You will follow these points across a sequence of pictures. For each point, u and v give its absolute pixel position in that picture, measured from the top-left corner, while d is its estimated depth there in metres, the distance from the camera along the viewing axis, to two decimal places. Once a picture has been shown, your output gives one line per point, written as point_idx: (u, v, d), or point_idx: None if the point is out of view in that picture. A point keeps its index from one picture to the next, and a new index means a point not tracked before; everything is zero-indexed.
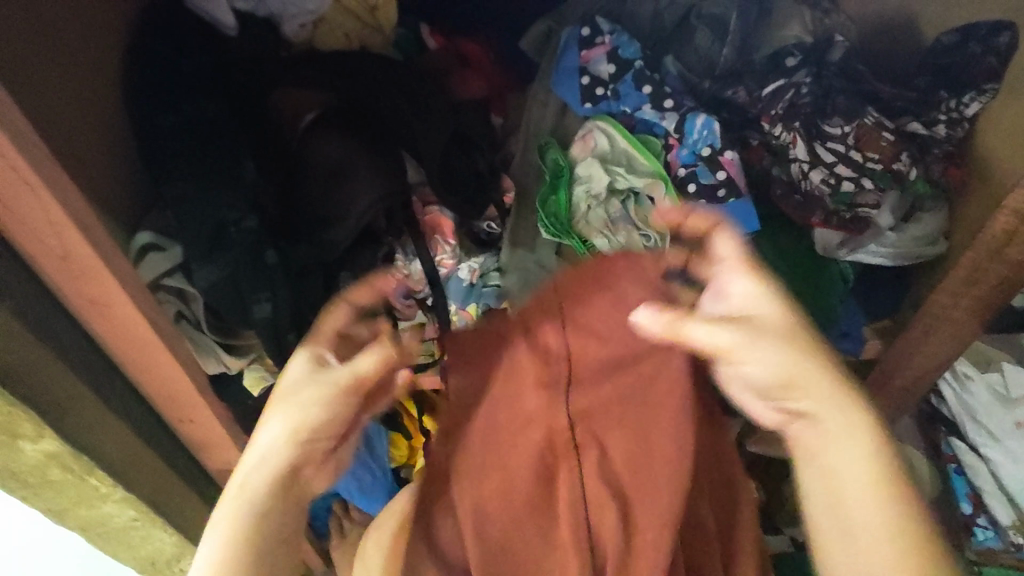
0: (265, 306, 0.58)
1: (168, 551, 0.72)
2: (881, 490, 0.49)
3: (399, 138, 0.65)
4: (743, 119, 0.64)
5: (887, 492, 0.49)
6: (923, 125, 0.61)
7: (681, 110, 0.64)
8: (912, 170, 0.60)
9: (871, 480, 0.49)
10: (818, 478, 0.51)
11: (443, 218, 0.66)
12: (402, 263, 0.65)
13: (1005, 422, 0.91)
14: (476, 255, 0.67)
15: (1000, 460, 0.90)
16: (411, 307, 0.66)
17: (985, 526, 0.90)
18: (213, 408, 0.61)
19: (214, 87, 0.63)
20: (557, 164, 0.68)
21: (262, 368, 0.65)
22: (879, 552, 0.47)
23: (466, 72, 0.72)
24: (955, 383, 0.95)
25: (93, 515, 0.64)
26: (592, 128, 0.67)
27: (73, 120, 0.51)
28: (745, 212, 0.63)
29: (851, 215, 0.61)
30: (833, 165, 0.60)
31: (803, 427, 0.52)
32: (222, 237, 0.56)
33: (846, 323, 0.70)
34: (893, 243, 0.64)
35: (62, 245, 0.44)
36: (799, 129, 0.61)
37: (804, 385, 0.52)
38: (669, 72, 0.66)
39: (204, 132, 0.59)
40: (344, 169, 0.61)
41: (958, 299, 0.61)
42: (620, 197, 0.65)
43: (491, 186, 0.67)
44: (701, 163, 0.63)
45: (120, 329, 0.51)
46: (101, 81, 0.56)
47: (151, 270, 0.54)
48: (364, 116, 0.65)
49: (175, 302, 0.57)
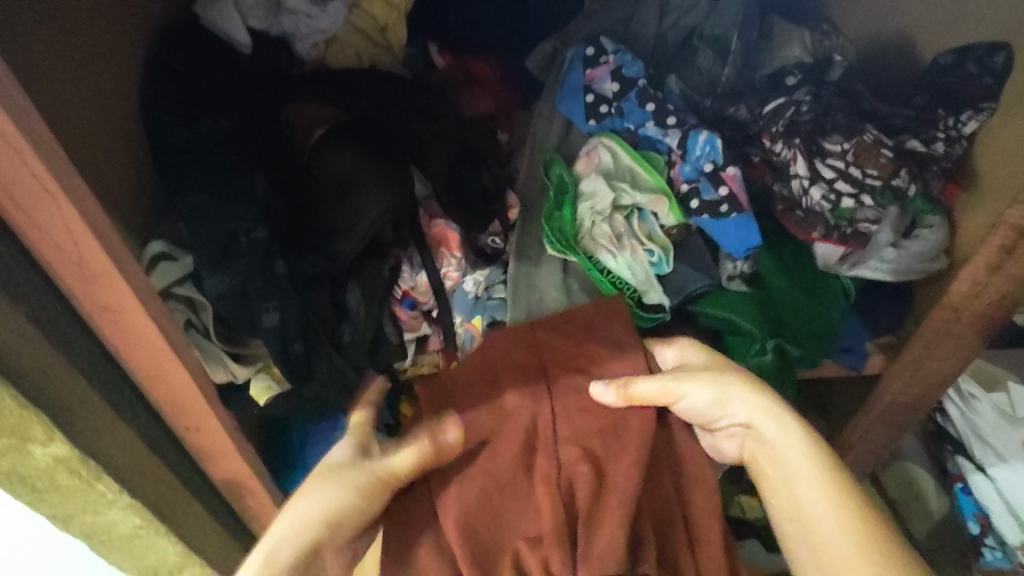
0: (273, 314, 0.58)
1: (171, 559, 0.71)
2: (833, 489, 0.51)
3: (407, 151, 0.66)
4: (744, 136, 0.65)
5: (839, 491, 0.51)
6: (923, 142, 0.62)
7: (684, 128, 0.65)
8: (911, 186, 0.61)
9: (824, 484, 0.52)
10: (780, 495, 0.53)
11: (449, 231, 0.67)
12: (408, 274, 0.66)
13: (1011, 440, 0.89)
14: (482, 269, 0.68)
15: (1007, 480, 0.88)
16: (417, 319, 0.68)
17: (994, 546, 0.90)
18: (220, 418, 0.62)
19: (229, 101, 0.65)
20: (561, 180, 0.69)
21: (270, 377, 0.65)
22: (849, 548, 0.48)
23: (475, 89, 0.74)
24: (960, 401, 0.95)
25: (99, 521, 0.64)
26: (597, 145, 0.68)
27: (91, 135, 0.53)
28: (747, 227, 0.63)
29: (851, 230, 0.62)
30: (833, 181, 0.61)
31: (757, 445, 0.56)
32: (234, 246, 0.57)
33: (848, 338, 0.71)
34: (893, 259, 0.64)
35: (77, 252, 0.46)
36: (799, 146, 0.62)
37: (733, 403, 0.56)
38: (671, 91, 0.68)
39: (216, 144, 0.61)
40: (354, 181, 0.62)
41: (959, 315, 0.62)
42: (623, 213, 0.66)
43: (495, 199, 0.68)
44: (704, 179, 0.64)
45: (131, 336, 0.52)
46: (120, 97, 0.58)
47: (162, 277, 0.57)
48: (373, 130, 0.66)
49: (184, 310, 0.59)
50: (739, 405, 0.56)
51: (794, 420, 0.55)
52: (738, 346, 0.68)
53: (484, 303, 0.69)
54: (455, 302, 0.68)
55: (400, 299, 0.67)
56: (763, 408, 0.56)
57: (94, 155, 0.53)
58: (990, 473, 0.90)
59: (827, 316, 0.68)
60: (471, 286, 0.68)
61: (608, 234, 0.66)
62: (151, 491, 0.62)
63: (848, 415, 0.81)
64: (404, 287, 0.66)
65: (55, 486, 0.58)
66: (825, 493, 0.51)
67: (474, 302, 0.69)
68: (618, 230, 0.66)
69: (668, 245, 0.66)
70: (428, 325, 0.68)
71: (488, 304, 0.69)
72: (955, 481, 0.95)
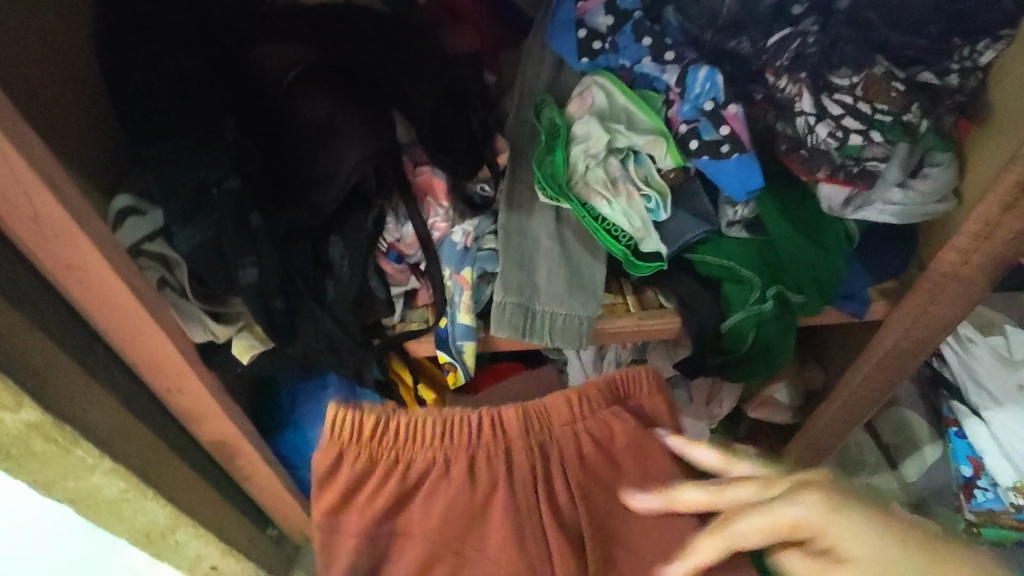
0: (250, 271, 0.55)
1: (161, 523, 0.70)
2: (891, 541, 0.44)
3: (387, 95, 0.62)
4: (747, 72, 0.60)
5: (897, 535, 0.44)
6: (936, 75, 0.58)
7: (683, 63, 0.60)
8: (923, 121, 0.58)
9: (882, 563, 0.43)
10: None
11: (434, 179, 0.63)
12: (394, 226, 0.63)
13: (1007, 383, 0.90)
14: (471, 219, 0.65)
15: (1003, 421, 0.89)
16: (404, 272, 0.65)
17: (985, 488, 0.90)
18: (201, 377, 0.60)
19: (196, 40, 0.60)
20: (553, 124, 0.65)
21: (253, 337, 0.62)
22: (893, 556, 0.43)
23: (459, 27, 0.68)
24: (957, 345, 0.94)
25: (82, 487, 0.61)
26: (591, 84, 0.65)
27: (42, 77, 0.49)
28: (750, 169, 0.60)
29: (859, 169, 0.59)
30: (840, 117, 0.58)
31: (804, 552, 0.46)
32: (204, 198, 0.53)
33: (851, 284, 0.69)
34: (900, 198, 0.62)
35: (30, 205, 0.42)
36: (805, 80, 0.58)
37: (842, 547, 0.44)
38: (669, 24, 0.60)
39: (182, 88, 0.56)
40: (333, 128, 0.59)
41: (967, 256, 0.61)
42: (619, 156, 0.64)
43: (484, 145, 0.64)
44: (704, 119, 0.60)
45: (100, 296, 0.49)
46: (69, 35, 0.53)
47: (130, 234, 0.53)
48: (352, 74, 0.62)
49: (158, 268, 0.56)
50: (851, 574, 0.43)
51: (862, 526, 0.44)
52: (735, 294, 0.67)
53: (473, 254, 0.65)
54: (443, 252, 0.64)
55: (385, 252, 0.64)
56: (832, 525, 0.45)
57: (50, 102, 0.49)
58: (985, 416, 0.90)
59: (834, 263, 0.66)
60: (460, 237, 0.64)
61: (604, 179, 0.63)
62: (136, 455, 0.61)
63: (848, 363, 0.81)
64: (390, 240, 0.64)
65: (31, 455, 0.56)
66: (869, 524, 0.44)
67: (463, 253, 0.64)
68: (614, 175, 0.63)
69: (665, 190, 0.63)
70: (416, 278, 0.66)
71: (478, 255, 0.65)
72: (949, 426, 0.95)
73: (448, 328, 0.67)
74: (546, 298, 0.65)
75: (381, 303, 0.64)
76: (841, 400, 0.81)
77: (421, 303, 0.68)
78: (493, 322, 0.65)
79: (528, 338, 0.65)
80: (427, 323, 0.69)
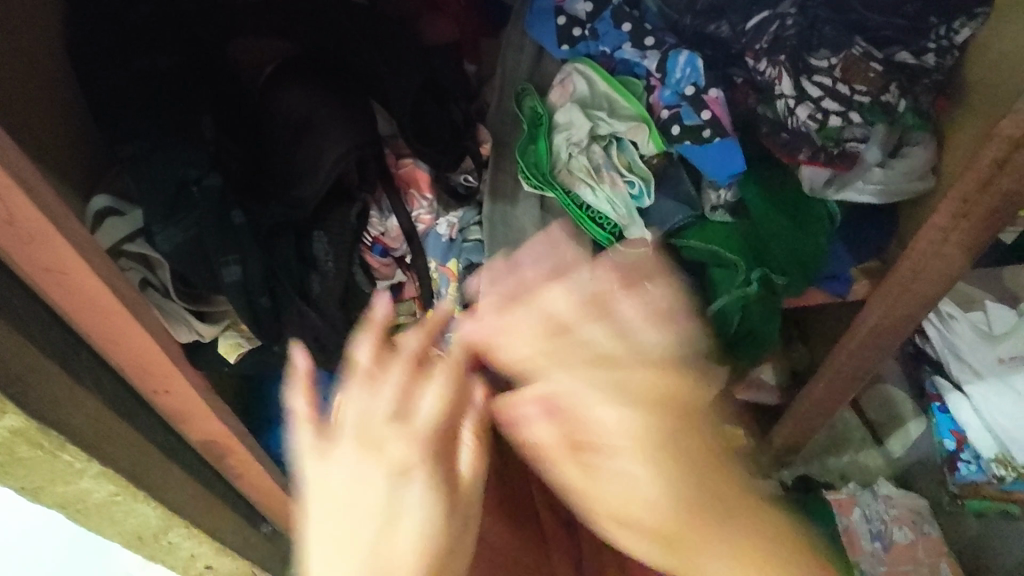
0: (234, 269, 0.55)
1: (152, 524, 0.70)
2: (670, 503, 0.49)
3: (368, 86, 0.61)
4: (726, 55, 0.60)
5: (660, 462, 0.49)
6: (912, 54, 0.58)
7: (663, 48, 0.60)
8: (901, 101, 0.59)
9: (652, 480, 0.49)
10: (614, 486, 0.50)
11: (417, 171, 0.64)
12: (378, 219, 0.63)
13: (989, 358, 0.90)
14: (455, 210, 0.66)
15: (982, 395, 0.90)
16: (389, 265, 0.65)
17: (969, 460, 0.93)
18: (187, 378, 0.60)
19: (171, 35, 0.58)
20: (535, 113, 0.65)
21: (238, 334, 0.63)
22: (645, 487, 0.49)
23: (438, 16, 0.67)
24: (939, 322, 0.93)
25: (70, 491, 0.61)
26: (571, 72, 0.64)
27: (14, 79, 0.47)
28: (731, 152, 0.60)
29: (839, 150, 0.60)
30: (820, 99, 0.58)
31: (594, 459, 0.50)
32: (184, 196, 0.53)
33: (834, 265, 0.70)
34: (881, 178, 0.63)
35: (5, 208, 0.41)
36: (785, 63, 0.57)
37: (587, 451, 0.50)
38: (648, 9, 0.61)
39: (158, 86, 0.55)
40: (312, 122, 0.58)
41: (947, 235, 0.62)
42: (601, 143, 0.64)
43: (466, 135, 0.64)
44: (685, 104, 0.60)
45: (81, 299, 0.49)
46: (39, 33, 0.52)
47: (109, 234, 0.53)
48: (331, 65, 0.62)
49: (139, 268, 0.56)
50: (612, 483, 0.50)
51: (645, 467, 0.49)
52: (721, 279, 0.67)
53: (459, 245, 0.65)
54: (429, 245, 0.65)
55: (370, 245, 0.64)
56: (641, 479, 0.49)
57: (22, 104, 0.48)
58: (966, 391, 0.92)
59: (818, 244, 0.67)
60: (445, 229, 0.65)
61: (586, 166, 0.63)
62: (124, 458, 0.61)
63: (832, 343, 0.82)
64: (374, 234, 0.63)
65: (16, 462, 0.55)
66: (644, 463, 0.49)
67: (448, 244, 0.65)
68: (596, 162, 0.63)
69: (649, 176, 0.63)
70: (401, 271, 0.65)
71: (464, 246, 0.66)
72: (932, 401, 0.97)
73: None
74: None
75: (368, 296, 0.64)
76: (826, 379, 0.82)
77: (407, 297, 0.68)
78: (482, 314, 0.65)
79: None
80: (413, 317, 0.69)
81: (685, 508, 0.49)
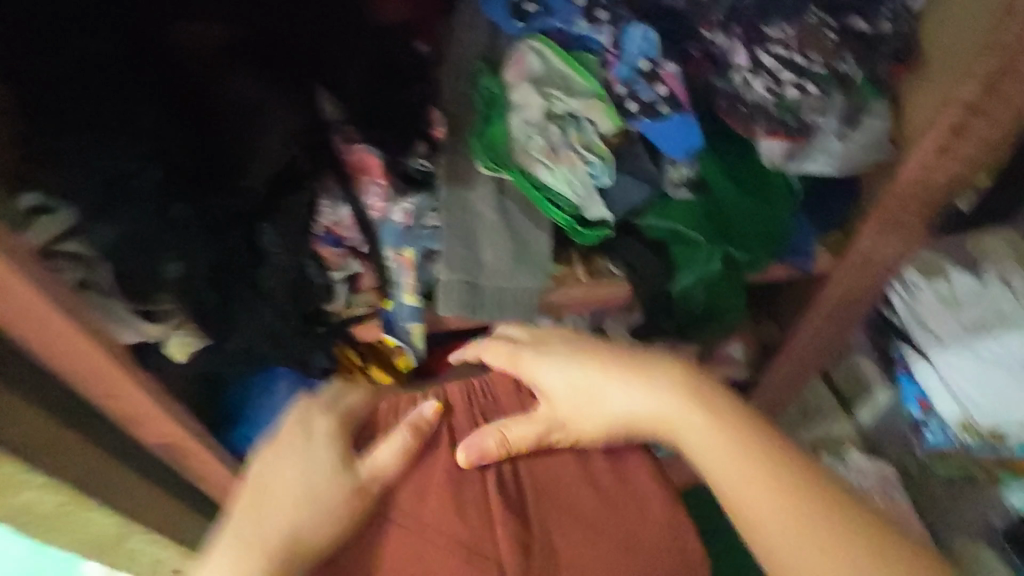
0: (175, 266, 0.54)
1: (109, 530, 0.68)
2: (680, 402, 0.55)
3: (318, 63, 0.54)
4: (684, 27, 0.58)
5: (644, 380, 0.57)
6: (868, 21, 0.58)
7: (617, 22, 0.58)
8: (857, 71, 0.58)
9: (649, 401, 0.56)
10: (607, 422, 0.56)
11: (368, 157, 0.60)
12: (329, 208, 0.62)
13: (953, 326, 0.92)
14: (409, 196, 0.63)
15: (948, 363, 0.90)
16: (342, 256, 0.65)
17: (936, 428, 0.92)
18: (134, 381, 0.57)
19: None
20: (490, 93, 0.63)
21: (188, 334, 0.62)
22: (660, 406, 0.55)
23: None
24: (904, 291, 0.95)
25: (17, 503, 0.59)
26: (526, 50, 0.62)
27: None
28: (688, 129, 0.59)
29: (797, 123, 0.59)
30: (777, 72, 0.58)
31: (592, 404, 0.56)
32: (118, 191, 0.49)
33: (797, 239, 0.70)
34: (841, 150, 0.61)
35: None
36: (738, 35, 0.58)
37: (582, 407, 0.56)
38: None
39: (84, 64, 0.47)
40: (259, 106, 0.53)
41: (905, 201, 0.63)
42: (558, 122, 0.61)
43: (420, 118, 0.59)
44: (641, 79, 0.58)
45: (10, 303, 0.46)
46: None
47: (41, 233, 0.51)
48: (277, 38, 0.54)
49: (75, 269, 0.53)
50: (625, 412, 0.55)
51: (636, 389, 0.56)
52: (683, 256, 0.67)
53: (415, 232, 0.65)
54: (384, 232, 0.64)
55: (322, 236, 0.63)
56: (636, 397, 0.56)
57: None
58: (934, 359, 0.91)
59: (778, 217, 0.66)
60: (400, 216, 0.64)
61: (544, 147, 0.61)
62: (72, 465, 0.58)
63: (797, 317, 0.82)
64: (326, 223, 0.63)
65: None
66: (638, 389, 0.56)
67: (404, 232, 0.64)
68: (554, 142, 0.61)
69: (606, 154, 0.61)
70: (356, 261, 0.66)
71: (420, 234, 0.65)
72: (898, 369, 0.97)
73: (394, 310, 0.69)
74: (492, 274, 0.64)
75: (320, 289, 0.64)
76: None
77: (364, 288, 0.69)
78: (439, 301, 0.64)
79: (477, 314, 0.65)
80: (371, 306, 0.70)
81: (708, 423, 0.54)
